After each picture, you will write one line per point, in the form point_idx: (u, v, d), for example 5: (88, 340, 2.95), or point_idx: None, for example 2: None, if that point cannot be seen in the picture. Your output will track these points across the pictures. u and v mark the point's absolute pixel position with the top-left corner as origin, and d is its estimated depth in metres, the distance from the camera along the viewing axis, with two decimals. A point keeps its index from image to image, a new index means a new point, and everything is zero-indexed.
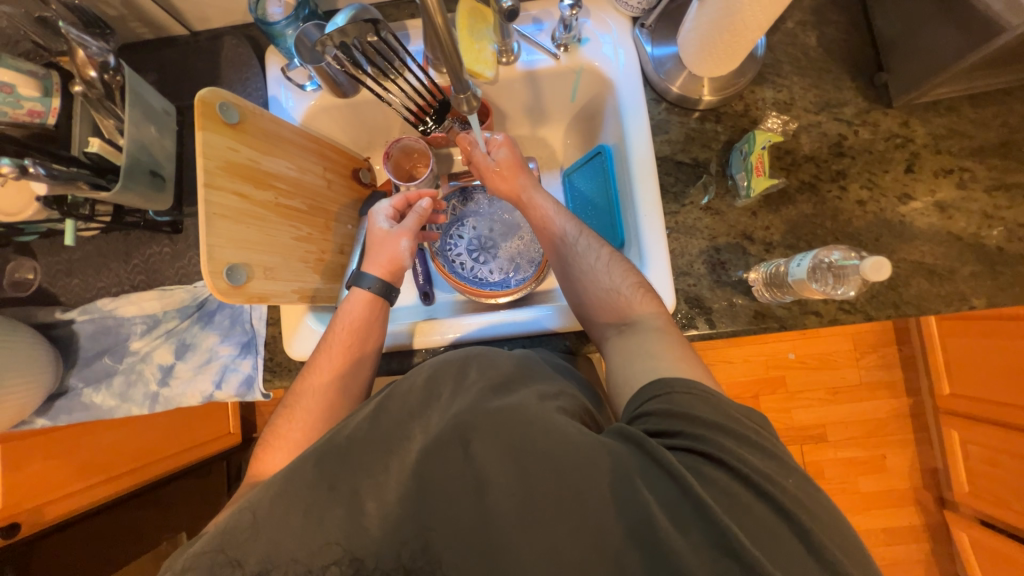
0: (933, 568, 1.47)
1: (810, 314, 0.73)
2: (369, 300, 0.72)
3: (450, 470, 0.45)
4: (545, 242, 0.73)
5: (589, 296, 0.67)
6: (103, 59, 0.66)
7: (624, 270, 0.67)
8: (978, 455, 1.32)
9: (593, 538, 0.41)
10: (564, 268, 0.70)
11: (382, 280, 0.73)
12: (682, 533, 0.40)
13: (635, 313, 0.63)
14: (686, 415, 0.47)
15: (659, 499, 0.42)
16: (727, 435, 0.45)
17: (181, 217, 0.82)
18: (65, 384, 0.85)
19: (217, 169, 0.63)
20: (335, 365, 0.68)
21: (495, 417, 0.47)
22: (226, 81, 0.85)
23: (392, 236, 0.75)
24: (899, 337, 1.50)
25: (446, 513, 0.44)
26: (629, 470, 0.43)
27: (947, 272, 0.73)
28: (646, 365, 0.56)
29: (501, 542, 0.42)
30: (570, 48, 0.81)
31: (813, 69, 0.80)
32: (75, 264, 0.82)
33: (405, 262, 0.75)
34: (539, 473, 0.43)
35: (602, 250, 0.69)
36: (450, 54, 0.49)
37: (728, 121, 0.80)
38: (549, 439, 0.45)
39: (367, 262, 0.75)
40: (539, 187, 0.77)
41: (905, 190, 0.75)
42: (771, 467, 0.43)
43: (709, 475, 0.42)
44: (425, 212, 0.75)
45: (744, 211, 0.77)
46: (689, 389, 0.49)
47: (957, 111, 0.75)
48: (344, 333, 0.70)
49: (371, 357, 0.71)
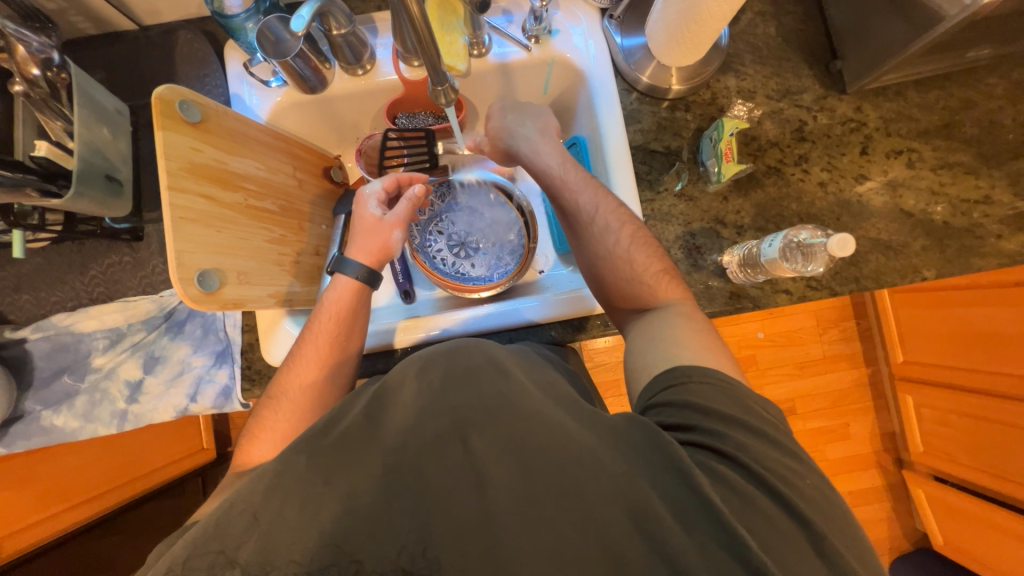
0: (894, 523, 1.58)
1: (781, 293, 0.76)
2: (356, 289, 0.71)
3: (445, 466, 0.45)
4: (562, 207, 0.73)
5: (608, 278, 0.68)
6: (46, 56, 0.62)
7: (648, 255, 0.67)
8: (930, 417, 1.42)
9: (591, 526, 0.41)
10: (582, 242, 0.71)
11: (369, 268, 0.71)
12: (687, 531, 0.41)
13: (656, 299, 0.65)
14: (702, 408, 0.48)
15: (663, 495, 0.43)
16: (743, 429, 0.47)
17: (142, 223, 0.78)
18: (21, 409, 0.81)
19: (181, 171, 0.59)
20: (321, 356, 0.66)
21: (498, 419, 0.46)
22: (183, 79, 0.81)
23: (385, 224, 0.73)
24: (857, 312, 1.59)
25: (444, 511, 0.43)
26: (638, 469, 0.44)
27: (901, 247, 0.78)
28: (665, 351, 0.57)
29: (501, 535, 0.42)
30: (541, 40, 0.81)
31: (773, 58, 0.83)
32: (24, 279, 0.76)
33: (396, 250, 0.74)
34: (542, 472, 0.44)
35: (625, 228, 0.68)
36: (428, 47, 0.49)
37: (697, 110, 0.82)
38: (554, 437, 0.45)
39: (354, 248, 0.73)
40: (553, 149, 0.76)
41: (861, 171, 0.80)
42: (778, 461, 0.45)
43: (717, 472, 0.44)
44: (418, 200, 0.74)
45: (717, 196, 0.80)
46: (709, 380, 0.51)
47: (904, 96, 0.80)
48: (331, 321, 0.68)
49: (356, 343, 0.70)
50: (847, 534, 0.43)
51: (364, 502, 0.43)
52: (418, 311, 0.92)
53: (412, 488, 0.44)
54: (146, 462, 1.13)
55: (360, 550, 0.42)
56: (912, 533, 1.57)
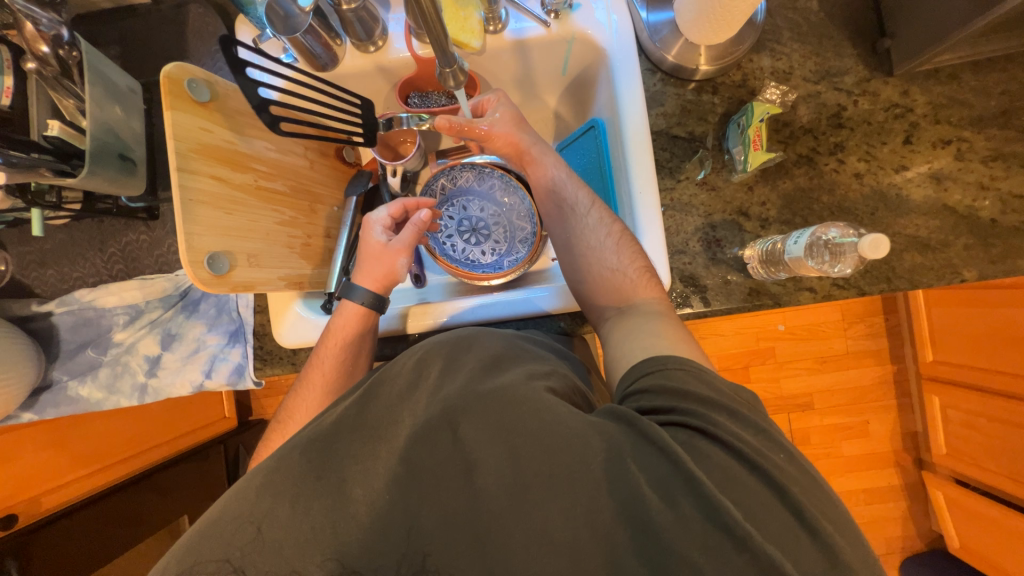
0: (909, 524, 1.54)
1: (804, 291, 0.72)
2: (362, 314, 0.70)
3: (437, 454, 0.44)
4: (552, 208, 0.72)
5: (591, 275, 0.66)
6: (55, 33, 0.61)
7: (633, 253, 0.65)
8: (956, 419, 1.37)
9: (586, 523, 0.40)
10: (568, 241, 0.69)
11: (374, 294, 0.71)
12: (671, 506, 0.39)
13: (635, 296, 0.63)
14: (680, 390, 0.47)
15: (648, 476, 0.41)
16: (720, 410, 0.45)
17: (157, 202, 0.79)
18: (50, 378, 0.85)
19: (190, 152, 0.59)
20: (326, 379, 0.67)
21: (484, 398, 0.47)
22: (194, 55, 0.81)
23: (390, 250, 0.72)
24: (887, 308, 1.52)
25: (435, 500, 0.43)
26: (619, 448, 0.43)
27: (940, 245, 0.72)
28: (644, 343, 0.55)
29: (492, 527, 0.41)
30: (561, 15, 0.77)
31: (814, 35, 0.76)
32: (48, 254, 0.79)
33: (401, 276, 0.73)
34: (527, 453, 0.43)
35: (613, 227, 0.67)
36: (434, 25, 0.46)
37: (725, 92, 0.77)
38: (538, 419, 0.44)
39: (361, 273, 0.72)
40: (548, 149, 0.75)
41: (903, 161, 0.74)
42: (762, 443, 0.43)
43: (704, 451, 0.42)
44: (423, 225, 0.72)
45: (741, 186, 0.75)
46: (683, 365, 0.49)
47: (958, 78, 0.73)
48: (335, 346, 0.68)
49: (362, 366, 0.70)
50: (863, 550, 0.40)
51: (360, 489, 0.44)
52: (428, 295, 0.90)
53: (403, 477, 0.44)
54: (167, 430, 1.19)
55: (350, 534, 0.43)
56: (928, 534, 1.54)
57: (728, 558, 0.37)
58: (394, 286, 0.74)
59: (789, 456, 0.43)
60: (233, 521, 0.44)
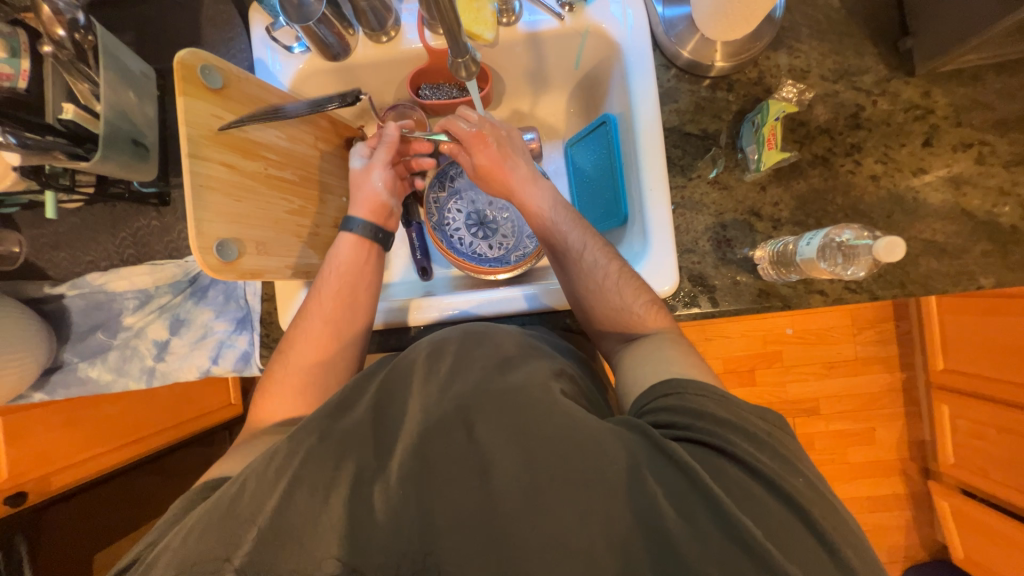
0: (913, 533, 1.53)
1: (815, 293, 0.71)
2: (356, 244, 0.71)
3: (452, 452, 0.45)
4: (548, 246, 0.70)
5: (596, 310, 0.65)
6: (72, 17, 0.62)
7: (637, 288, 0.64)
8: (966, 429, 1.35)
9: (600, 529, 0.41)
10: (568, 277, 0.68)
11: (368, 222, 0.72)
12: (688, 520, 0.40)
13: (644, 329, 0.62)
14: (697, 411, 0.46)
15: (665, 489, 0.42)
16: (740, 433, 0.45)
17: (168, 188, 0.79)
18: (60, 359, 0.86)
19: (202, 138, 0.59)
20: (327, 311, 0.67)
21: (500, 401, 0.47)
22: (207, 42, 0.81)
23: (367, 172, 0.74)
24: (899, 314, 1.50)
25: (449, 495, 0.43)
26: (636, 459, 0.43)
27: (957, 251, 0.71)
28: (659, 366, 0.55)
29: (507, 527, 0.41)
30: (576, 9, 0.76)
31: (834, 33, 0.75)
32: (61, 237, 0.80)
33: (388, 199, 0.74)
34: (543, 458, 0.43)
35: (613, 263, 0.66)
36: (446, 14, 0.46)
37: (741, 90, 0.76)
38: (554, 425, 0.45)
39: (352, 207, 0.74)
40: (535, 179, 0.73)
41: (921, 164, 0.72)
42: (779, 467, 0.43)
43: (721, 469, 0.42)
44: (393, 141, 0.74)
45: (753, 185, 0.74)
46: (703, 390, 0.48)
47: (982, 80, 0.72)
48: (336, 278, 0.69)
49: (365, 301, 0.70)
50: (868, 558, 0.40)
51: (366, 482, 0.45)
52: (434, 288, 0.90)
53: (410, 471, 0.44)
54: (185, 412, 1.17)
55: (357, 521, 0.43)
56: (931, 544, 1.52)
57: (738, 566, 0.38)
58: (387, 215, 0.75)
59: (807, 481, 0.42)
60: (235, 506, 0.43)
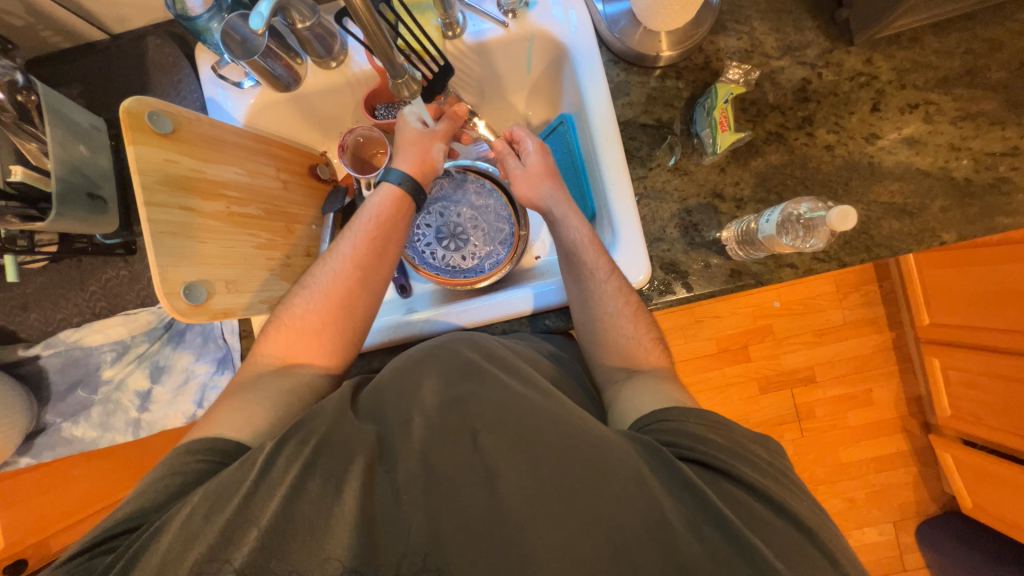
0: (921, 489, 1.54)
1: (786, 267, 0.72)
2: (397, 198, 0.71)
3: (458, 460, 0.47)
4: (568, 264, 0.70)
5: (604, 339, 0.66)
6: (10, 78, 0.63)
7: (645, 326, 0.65)
8: (958, 379, 1.37)
9: (606, 532, 0.42)
10: (580, 297, 0.68)
11: (413, 179, 0.72)
12: (699, 539, 0.42)
13: (645, 363, 0.63)
14: (699, 437, 0.48)
15: (671, 497, 0.44)
16: (741, 460, 0.46)
17: (133, 237, 0.79)
18: (43, 422, 0.84)
19: (157, 184, 0.59)
20: (358, 256, 0.67)
21: (506, 413, 0.50)
22: (156, 86, 0.81)
23: (426, 136, 0.73)
24: (880, 275, 1.53)
25: (457, 503, 0.45)
26: (640, 467, 0.45)
27: (917, 209, 0.72)
28: (659, 395, 0.56)
29: (514, 536, 0.43)
30: (519, 14, 0.77)
31: (773, 11, 0.76)
32: (29, 298, 0.79)
33: (436, 164, 0.75)
34: (548, 464, 0.46)
35: (630, 297, 0.66)
36: (374, 37, 0.48)
37: (689, 76, 0.77)
38: (558, 431, 0.48)
39: (397, 159, 0.73)
40: (564, 197, 0.72)
41: (872, 130, 0.74)
42: (780, 488, 0.45)
43: (726, 489, 0.44)
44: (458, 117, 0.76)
45: (713, 168, 0.75)
46: (706, 419, 0.50)
47: (920, 42, 0.73)
48: (371, 227, 0.68)
49: (392, 256, 0.70)
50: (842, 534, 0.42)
51: (352, 502, 0.45)
52: (414, 305, 0.90)
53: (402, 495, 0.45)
54: None
55: (344, 542, 0.43)
56: (941, 497, 1.54)
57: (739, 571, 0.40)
58: (430, 177, 0.75)
59: (809, 504, 0.45)
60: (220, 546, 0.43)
